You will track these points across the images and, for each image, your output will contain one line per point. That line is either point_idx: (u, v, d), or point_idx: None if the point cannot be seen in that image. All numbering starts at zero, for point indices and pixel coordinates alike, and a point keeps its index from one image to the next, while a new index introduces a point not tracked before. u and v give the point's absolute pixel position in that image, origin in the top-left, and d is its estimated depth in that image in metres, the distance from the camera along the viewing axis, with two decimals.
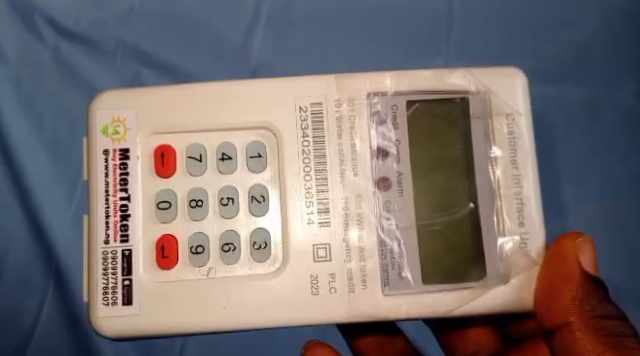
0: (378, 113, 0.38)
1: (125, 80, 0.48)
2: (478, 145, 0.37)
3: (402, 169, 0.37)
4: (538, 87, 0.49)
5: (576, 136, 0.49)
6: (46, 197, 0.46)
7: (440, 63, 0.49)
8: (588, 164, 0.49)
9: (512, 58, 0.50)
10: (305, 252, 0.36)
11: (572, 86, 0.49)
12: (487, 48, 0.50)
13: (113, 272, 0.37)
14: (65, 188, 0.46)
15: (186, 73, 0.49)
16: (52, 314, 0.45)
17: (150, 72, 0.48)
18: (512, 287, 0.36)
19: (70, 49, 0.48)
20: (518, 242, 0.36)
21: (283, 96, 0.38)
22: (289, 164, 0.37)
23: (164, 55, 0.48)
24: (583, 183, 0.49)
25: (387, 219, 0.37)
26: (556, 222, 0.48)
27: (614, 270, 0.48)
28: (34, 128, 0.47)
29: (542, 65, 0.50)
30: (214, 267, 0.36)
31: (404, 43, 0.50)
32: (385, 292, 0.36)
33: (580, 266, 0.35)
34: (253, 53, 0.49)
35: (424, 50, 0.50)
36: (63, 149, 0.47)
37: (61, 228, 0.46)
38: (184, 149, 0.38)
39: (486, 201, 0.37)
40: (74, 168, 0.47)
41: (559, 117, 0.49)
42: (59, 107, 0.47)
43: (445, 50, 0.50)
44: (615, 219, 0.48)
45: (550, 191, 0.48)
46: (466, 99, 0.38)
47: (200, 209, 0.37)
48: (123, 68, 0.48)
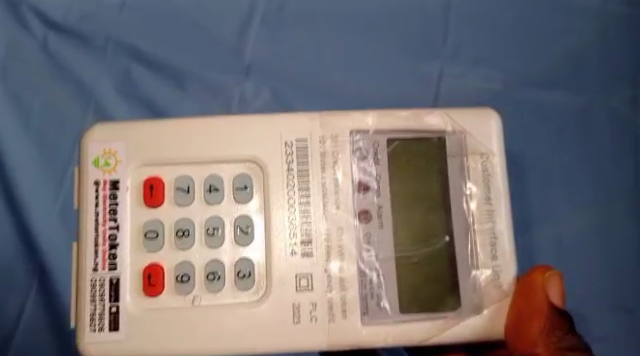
0: (360, 149, 0.40)
1: (116, 74, 0.50)
2: (455, 181, 0.39)
3: (382, 202, 0.39)
4: (526, 91, 0.52)
5: (570, 142, 0.52)
6: (32, 197, 0.47)
7: (436, 67, 0.52)
8: (581, 169, 0.51)
9: (506, 61, 0.53)
10: (288, 282, 0.38)
11: (566, 92, 0.52)
12: (489, 51, 0.53)
13: (101, 299, 0.38)
14: (52, 182, 0.48)
15: (182, 71, 0.51)
16: (35, 312, 0.47)
17: (141, 69, 0.50)
18: (484, 318, 0.37)
19: (57, 42, 0.50)
20: (490, 275, 0.38)
21: (269, 131, 0.40)
22: (274, 197, 0.39)
23: (158, 51, 0.50)
24: (575, 188, 0.51)
25: (367, 251, 0.38)
26: (548, 227, 0.50)
27: (605, 274, 0.50)
28: (21, 122, 0.49)
29: (538, 68, 0.52)
30: (199, 295, 0.38)
31: (405, 45, 0.53)
32: (364, 321, 0.37)
33: (548, 299, 0.38)
34: (247, 51, 0.51)
35: (423, 55, 0.52)
36: (51, 143, 0.49)
37: (46, 224, 0.47)
38: (172, 180, 0.40)
39: (461, 236, 0.38)
40: (62, 162, 0.48)
41: (554, 123, 0.52)
42: (48, 98, 0.49)
43: (441, 53, 0.52)
44: (606, 225, 0.50)
45: (541, 195, 0.51)
46: (443, 138, 0.40)
47: (186, 239, 0.39)
48: (114, 63, 0.50)
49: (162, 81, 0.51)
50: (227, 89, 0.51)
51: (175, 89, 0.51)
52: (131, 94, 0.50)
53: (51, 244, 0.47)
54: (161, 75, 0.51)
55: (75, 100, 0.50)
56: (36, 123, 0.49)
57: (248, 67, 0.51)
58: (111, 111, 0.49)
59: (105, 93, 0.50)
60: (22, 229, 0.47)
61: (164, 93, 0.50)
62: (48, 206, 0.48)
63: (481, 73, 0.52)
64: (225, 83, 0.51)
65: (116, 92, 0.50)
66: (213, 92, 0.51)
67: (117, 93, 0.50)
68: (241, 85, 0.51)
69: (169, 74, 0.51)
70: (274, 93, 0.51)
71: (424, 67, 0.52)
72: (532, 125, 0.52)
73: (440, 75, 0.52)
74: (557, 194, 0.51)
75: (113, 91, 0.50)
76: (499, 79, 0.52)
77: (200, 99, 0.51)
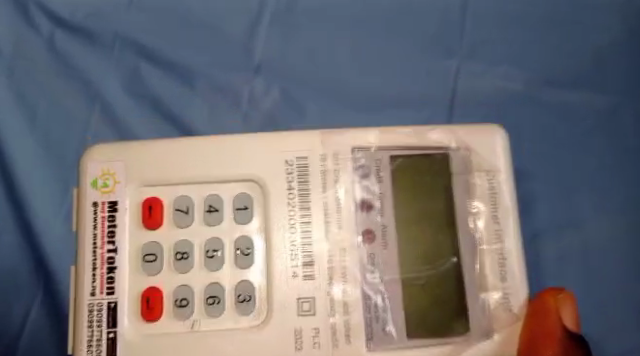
0: (362, 167, 0.38)
1: (124, 72, 0.50)
2: (462, 199, 0.37)
3: (386, 221, 0.38)
4: (546, 90, 0.52)
5: (596, 143, 0.51)
6: (36, 198, 0.47)
7: (453, 65, 0.52)
8: (607, 170, 0.50)
9: (528, 59, 0.52)
10: (289, 306, 0.36)
11: (590, 91, 0.52)
12: (510, 49, 0.52)
13: (98, 325, 0.37)
14: (59, 182, 0.48)
15: (190, 68, 0.51)
16: (38, 321, 0.47)
17: (149, 67, 0.51)
18: (495, 342, 0.36)
19: (63, 39, 0.50)
20: (500, 298, 0.36)
21: (268, 149, 0.39)
22: (275, 218, 0.38)
23: (164, 50, 0.51)
24: (601, 189, 0.50)
25: (371, 273, 0.37)
26: (572, 233, 0.49)
27: (634, 281, 0.48)
28: (28, 120, 0.49)
29: (559, 66, 0.52)
30: (198, 320, 0.37)
31: (422, 43, 0.52)
32: (369, 347, 0.36)
33: (561, 321, 0.35)
34: (257, 51, 0.51)
35: (440, 53, 0.52)
36: (57, 144, 0.49)
37: (51, 231, 0.47)
38: (170, 201, 0.39)
39: (469, 257, 0.37)
40: (68, 162, 0.49)
41: (579, 125, 0.51)
42: (55, 97, 0.49)
43: (458, 51, 0.52)
44: (632, 227, 0.49)
45: (566, 196, 0.50)
46: (447, 155, 0.38)
47: (185, 261, 0.37)
48: (122, 61, 0.51)
49: (169, 78, 0.51)
50: (233, 87, 0.51)
51: (183, 86, 0.50)
52: (140, 92, 0.50)
53: (53, 246, 0.47)
54: (168, 72, 0.51)
55: (82, 98, 0.50)
56: (43, 123, 0.49)
57: (258, 65, 0.51)
58: (118, 109, 0.50)
59: (113, 92, 0.50)
60: (27, 232, 0.47)
61: (172, 90, 0.50)
62: (52, 207, 0.48)
63: (499, 69, 0.52)
64: (232, 81, 0.51)
65: (124, 90, 0.50)
66: (220, 91, 0.51)
67: (124, 90, 0.50)
68: (250, 83, 0.51)
69: (177, 71, 0.51)
70: (283, 93, 0.51)
71: (441, 65, 0.52)
72: (554, 124, 0.51)
73: (457, 72, 0.52)
74: (581, 198, 0.50)
75: (120, 90, 0.50)
76: (517, 76, 0.52)
77: (208, 98, 0.50)
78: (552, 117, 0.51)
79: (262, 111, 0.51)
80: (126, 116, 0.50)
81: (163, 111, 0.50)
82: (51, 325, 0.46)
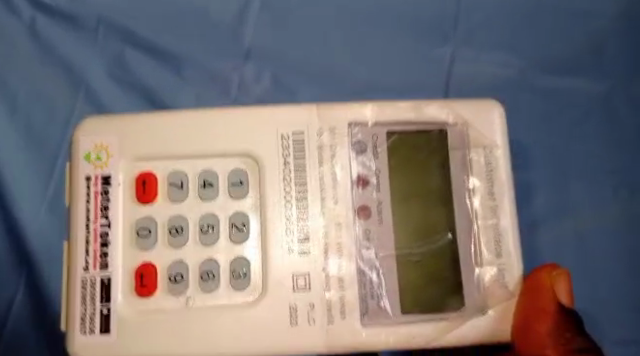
0: (359, 142, 0.38)
1: (109, 58, 0.47)
2: (458, 176, 0.37)
3: (382, 198, 0.37)
4: (546, 79, 0.49)
5: (593, 132, 0.48)
6: (20, 193, 0.44)
7: (446, 53, 0.49)
8: (602, 159, 0.48)
9: (518, 48, 0.49)
10: (284, 282, 0.36)
11: (587, 78, 0.49)
12: (505, 36, 0.50)
13: (92, 300, 0.37)
14: (41, 176, 0.45)
15: (184, 59, 0.47)
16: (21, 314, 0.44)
17: (136, 53, 0.47)
18: (489, 319, 0.36)
19: (47, 25, 0.47)
20: (495, 274, 0.36)
21: (262, 124, 0.38)
22: (270, 193, 0.37)
23: (154, 36, 0.47)
24: (597, 179, 0.48)
25: (366, 248, 0.37)
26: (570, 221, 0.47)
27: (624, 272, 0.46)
28: (7, 110, 0.45)
29: (558, 55, 0.49)
30: (192, 296, 0.37)
31: (412, 28, 0.49)
32: (364, 323, 0.36)
33: (555, 298, 0.35)
34: (245, 37, 0.48)
35: (433, 39, 0.49)
36: (37, 137, 0.45)
37: (33, 227, 0.44)
38: (165, 176, 0.38)
39: (465, 233, 0.37)
40: (49, 157, 0.45)
41: (571, 114, 0.48)
42: (35, 87, 0.46)
43: (453, 36, 0.49)
44: (634, 219, 0.47)
45: (559, 187, 0.47)
46: (444, 131, 0.38)
47: (180, 237, 0.37)
48: (108, 47, 0.47)
49: (157, 65, 0.47)
50: (223, 74, 0.48)
51: (170, 74, 0.47)
52: (125, 79, 0.47)
53: (37, 235, 0.44)
54: (154, 58, 0.47)
55: (67, 88, 0.46)
56: (25, 111, 0.46)
57: (247, 52, 0.48)
58: (105, 98, 0.46)
59: (97, 80, 0.47)
60: (11, 229, 0.44)
61: (163, 79, 0.47)
62: (34, 199, 0.44)
63: (496, 55, 0.49)
64: (220, 68, 0.48)
65: (108, 77, 0.47)
66: (210, 77, 0.48)
67: (111, 79, 0.47)
68: (240, 69, 0.48)
69: (166, 58, 0.47)
70: (275, 81, 0.48)
71: (434, 53, 0.49)
72: (551, 114, 0.48)
73: (452, 60, 0.49)
74: (576, 188, 0.47)
75: (106, 77, 0.47)
76: (515, 64, 0.49)
77: (197, 87, 0.47)
78: (552, 105, 0.49)
79: (252, 97, 0.48)
80: (115, 106, 0.47)
81: (155, 101, 0.47)
82: (39, 317, 0.44)
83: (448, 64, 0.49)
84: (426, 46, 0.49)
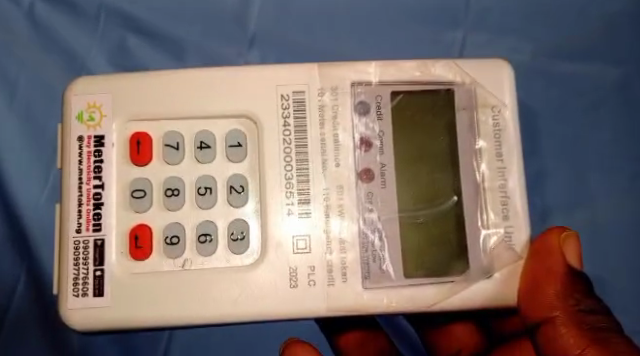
0: (362, 103, 0.37)
1: (109, 45, 0.48)
2: (464, 138, 0.36)
3: (385, 161, 0.37)
4: (556, 64, 0.50)
5: (607, 120, 0.49)
6: (17, 176, 0.45)
7: (458, 37, 0.50)
8: (616, 142, 0.49)
9: (534, 33, 0.50)
10: (284, 244, 0.35)
11: (600, 64, 0.50)
12: (515, 20, 0.50)
13: (84, 263, 0.35)
14: (41, 161, 0.45)
15: (183, 44, 0.49)
16: (24, 298, 0.44)
17: (137, 40, 0.48)
18: (496, 282, 0.35)
19: (45, 10, 0.47)
20: (502, 236, 0.35)
21: (263, 83, 0.37)
22: (270, 153, 0.36)
23: (153, 22, 0.48)
24: (608, 158, 0.49)
25: (369, 211, 0.36)
26: (584, 211, 0.48)
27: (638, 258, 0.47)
28: (6, 97, 0.46)
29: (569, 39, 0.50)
30: (190, 259, 0.35)
31: (422, 12, 0.50)
32: (366, 286, 0.35)
33: (565, 259, 0.34)
34: (252, 21, 0.50)
35: (442, 23, 0.50)
36: (37, 123, 0.46)
37: (34, 210, 0.45)
38: (160, 136, 0.37)
39: (470, 196, 0.36)
40: (49, 146, 0.46)
41: (586, 102, 0.50)
42: (34, 74, 0.47)
43: (462, 19, 0.50)
44: None
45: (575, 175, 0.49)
46: (451, 91, 0.37)
47: (176, 198, 0.36)
48: (107, 33, 0.48)
49: (160, 52, 0.48)
50: (228, 59, 0.49)
51: (173, 60, 0.48)
52: (125, 65, 0.48)
53: (34, 217, 0.45)
54: (157, 46, 0.48)
55: (66, 72, 0.47)
56: (24, 98, 0.46)
57: (252, 38, 0.49)
58: None
59: (96, 66, 0.48)
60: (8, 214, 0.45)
61: (165, 65, 0.48)
62: (33, 181, 0.45)
63: (506, 40, 0.50)
64: (225, 54, 0.49)
65: (109, 63, 0.48)
66: (212, 60, 0.49)
67: (111, 65, 0.48)
68: (245, 56, 0.49)
69: (169, 45, 0.49)
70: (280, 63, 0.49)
71: (444, 36, 0.50)
72: (566, 98, 0.50)
73: (462, 44, 0.50)
74: (589, 176, 0.49)
75: (107, 63, 0.48)
76: (523, 48, 0.50)
77: None
78: (561, 89, 0.50)
79: None
80: None
81: None
82: (39, 300, 0.44)
83: (458, 46, 0.50)
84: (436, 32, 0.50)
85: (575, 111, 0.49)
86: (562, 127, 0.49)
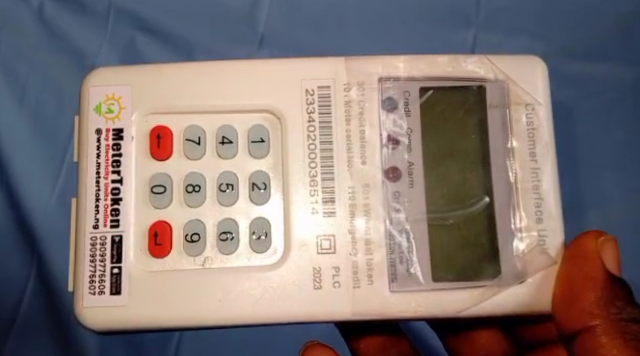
0: (390, 98, 0.36)
1: (120, 45, 0.48)
2: (496, 137, 0.35)
3: (413, 160, 0.35)
4: (569, 64, 0.49)
5: (623, 119, 0.48)
6: (29, 177, 0.45)
7: (470, 36, 0.49)
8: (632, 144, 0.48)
9: (546, 33, 0.49)
10: (308, 244, 0.34)
11: (618, 64, 0.49)
12: (532, 21, 0.49)
13: (102, 260, 0.34)
14: (53, 160, 0.45)
15: (194, 45, 0.48)
16: (32, 306, 0.44)
17: (146, 39, 0.48)
18: (528, 287, 0.34)
19: (56, 11, 0.47)
20: (535, 239, 0.34)
21: (288, 76, 0.36)
22: (294, 150, 0.35)
23: (160, 21, 0.48)
24: (622, 163, 0.47)
25: (396, 211, 0.35)
26: (597, 215, 0.47)
27: None
28: (16, 97, 0.46)
29: (585, 38, 0.49)
30: (211, 257, 0.34)
31: (434, 12, 0.50)
32: (392, 289, 0.34)
33: (603, 266, 0.33)
34: (261, 22, 0.49)
35: (455, 22, 0.49)
36: (48, 122, 0.46)
37: (44, 211, 0.44)
38: (181, 131, 0.36)
39: (503, 197, 0.35)
40: (60, 145, 0.46)
41: (606, 98, 0.48)
42: (44, 75, 0.46)
43: (474, 18, 0.49)
44: None
45: (587, 175, 0.47)
46: (483, 87, 0.36)
47: (196, 194, 0.35)
48: (117, 33, 0.48)
49: (169, 52, 0.48)
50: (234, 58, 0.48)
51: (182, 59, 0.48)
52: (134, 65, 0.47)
53: (45, 221, 0.44)
54: (166, 47, 0.48)
55: (76, 70, 0.47)
56: (35, 98, 0.46)
57: (261, 37, 0.49)
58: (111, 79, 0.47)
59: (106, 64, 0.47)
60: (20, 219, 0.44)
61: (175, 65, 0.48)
62: (44, 180, 0.45)
63: (516, 40, 0.49)
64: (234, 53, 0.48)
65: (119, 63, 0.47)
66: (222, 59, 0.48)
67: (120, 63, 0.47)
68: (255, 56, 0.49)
69: (179, 45, 0.48)
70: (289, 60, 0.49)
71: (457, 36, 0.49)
72: (579, 99, 0.48)
73: (474, 43, 0.49)
74: (606, 177, 0.47)
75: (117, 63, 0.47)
76: (538, 49, 0.49)
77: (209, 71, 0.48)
78: (575, 89, 0.49)
79: None
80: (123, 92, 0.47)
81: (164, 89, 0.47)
82: (48, 305, 0.44)
83: (470, 46, 0.49)
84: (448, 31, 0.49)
85: (584, 113, 0.48)
86: (580, 129, 0.48)
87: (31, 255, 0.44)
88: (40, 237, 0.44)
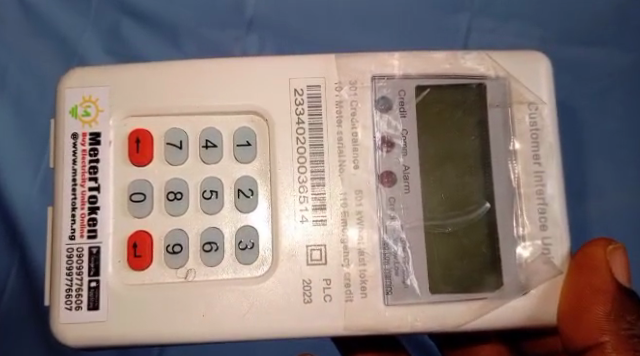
0: (384, 98, 0.34)
1: (104, 30, 0.47)
2: (498, 138, 0.33)
3: (409, 163, 0.33)
4: (565, 54, 0.48)
5: (618, 110, 0.47)
6: (11, 174, 0.44)
7: (464, 20, 0.48)
8: (626, 137, 0.47)
9: (541, 22, 0.48)
10: (297, 254, 0.32)
11: (611, 53, 0.47)
12: (529, 6, 0.48)
13: (78, 273, 0.32)
14: (34, 155, 0.45)
15: (181, 28, 0.47)
16: (19, 304, 0.44)
17: (130, 23, 0.47)
18: (533, 299, 0.31)
19: None
20: (539, 247, 0.32)
21: (275, 75, 0.34)
22: (282, 154, 0.33)
23: (145, 4, 0.47)
24: (614, 154, 0.47)
25: (391, 219, 0.32)
26: (594, 207, 0.46)
27: None
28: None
29: (581, 27, 0.48)
30: (194, 269, 0.32)
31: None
32: (387, 302, 0.32)
33: (612, 277, 0.31)
34: (249, 6, 0.48)
35: (448, 6, 0.48)
36: (30, 112, 0.45)
37: (30, 218, 0.44)
38: (162, 135, 0.34)
39: (505, 204, 0.32)
40: (41, 142, 0.45)
41: (600, 90, 0.47)
42: (26, 62, 0.46)
43: (469, 4, 0.48)
44: None
45: (578, 171, 0.47)
46: (483, 85, 0.34)
47: (178, 203, 0.33)
48: (102, 16, 0.47)
49: (153, 38, 0.47)
50: (225, 47, 0.47)
51: (168, 46, 0.47)
52: (120, 52, 0.46)
53: (27, 217, 0.44)
54: (153, 31, 0.47)
55: (58, 57, 0.46)
56: (17, 88, 0.45)
57: (250, 22, 0.48)
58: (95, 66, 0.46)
59: (91, 52, 0.46)
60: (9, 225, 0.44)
61: (161, 53, 0.47)
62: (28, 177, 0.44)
63: (510, 28, 0.48)
64: (223, 41, 0.47)
65: (104, 50, 0.47)
66: (212, 49, 0.47)
67: (105, 50, 0.47)
68: (243, 43, 0.48)
69: (165, 29, 0.47)
70: (278, 50, 0.48)
71: (450, 21, 0.48)
72: (575, 88, 0.47)
73: (470, 30, 0.48)
74: (601, 169, 0.47)
75: (101, 50, 0.47)
76: (535, 35, 0.48)
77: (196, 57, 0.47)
78: (581, 88, 0.47)
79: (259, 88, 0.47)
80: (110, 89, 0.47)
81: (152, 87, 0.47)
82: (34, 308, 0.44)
83: (464, 32, 0.48)
84: (442, 18, 0.48)
85: (592, 113, 0.47)
86: (568, 121, 0.47)
87: (15, 251, 0.44)
88: (22, 232, 0.44)
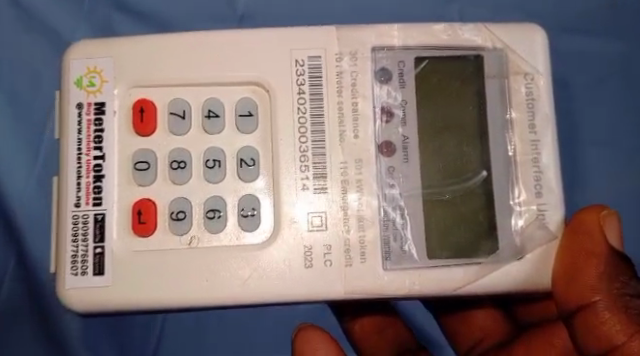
0: (383, 69, 0.34)
1: (94, 23, 0.46)
2: (494, 109, 0.34)
3: (408, 133, 0.34)
4: (559, 36, 0.48)
5: (609, 90, 0.48)
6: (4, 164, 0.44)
7: (454, 12, 0.49)
8: (619, 116, 0.48)
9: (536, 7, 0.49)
10: (298, 221, 0.33)
11: (603, 36, 0.48)
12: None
13: (84, 239, 0.33)
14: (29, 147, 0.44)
15: (167, 24, 0.47)
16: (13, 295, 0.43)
17: (122, 18, 0.46)
18: (527, 263, 0.32)
19: None
20: (534, 213, 0.33)
21: (276, 46, 0.34)
22: (283, 123, 0.34)
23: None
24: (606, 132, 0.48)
25: (390, 187, 0.33)
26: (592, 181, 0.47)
27: (635, 226, 0.46)
28: None
29: (574, 8, 0.49)
30: (198, 236, 0.33)
31: None
32: (386, 267, 0.32)
33: (606, 241, 0.32)
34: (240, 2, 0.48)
35: None
36: (25, 106, 0.44)
37: (25, 208, 0.43)
38: (165, 105, 0.34)
39: (501, 173, 0.33)
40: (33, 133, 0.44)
41: (590, 70, 0.48)
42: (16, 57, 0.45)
43: None
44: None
45: (570, 148, 0.48)
46: (480, 57, 0.34)
47: (182, 172, 0.33)
48: (94, 10, 0.46)
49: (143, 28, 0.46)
50: None
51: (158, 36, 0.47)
52: None
53: (23, 207, 0.43)
54: (146, 25, 0.47)
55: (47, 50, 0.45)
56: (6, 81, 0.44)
57: (241, 16, 0.48)
58: None
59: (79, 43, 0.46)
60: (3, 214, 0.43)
61: None
62: (22, 166, 0.44)
63: (506, 13, 0.48)
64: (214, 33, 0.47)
65: None
66: None
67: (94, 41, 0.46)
68: None
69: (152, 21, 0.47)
70: None
71: (442, 11, 0.49)
72: (567, 69, 0.48)
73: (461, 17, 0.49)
74: (595, 144, 0.48)
75: None
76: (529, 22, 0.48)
77: None
78: (575, 65, 0.48)
79: None
80: None
81: None
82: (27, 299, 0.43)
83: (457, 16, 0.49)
84: (435, 7, 0.49)
85: (585, 90, 0.48)
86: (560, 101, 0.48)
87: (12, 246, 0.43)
88: (19, 227, 0.43)
